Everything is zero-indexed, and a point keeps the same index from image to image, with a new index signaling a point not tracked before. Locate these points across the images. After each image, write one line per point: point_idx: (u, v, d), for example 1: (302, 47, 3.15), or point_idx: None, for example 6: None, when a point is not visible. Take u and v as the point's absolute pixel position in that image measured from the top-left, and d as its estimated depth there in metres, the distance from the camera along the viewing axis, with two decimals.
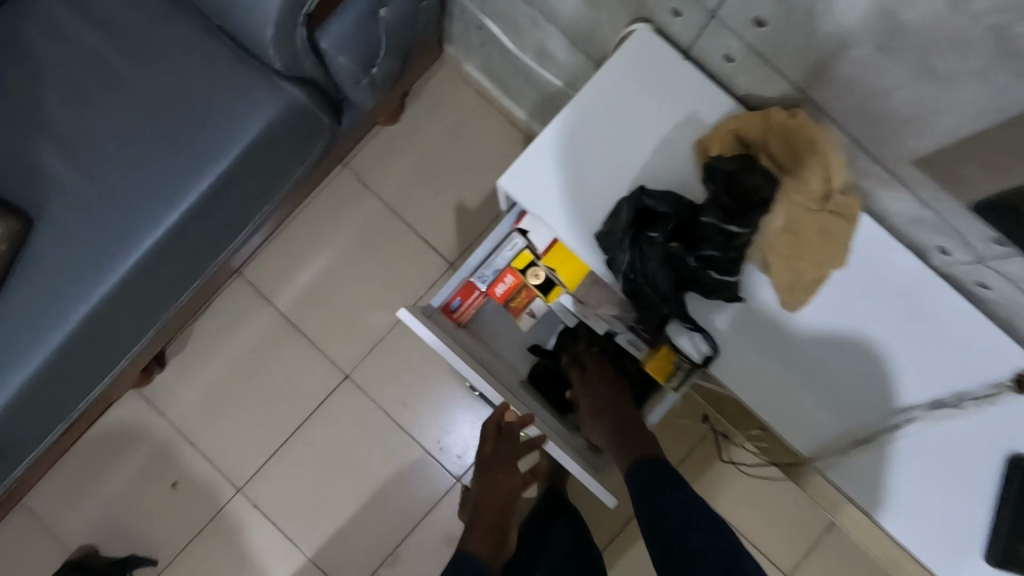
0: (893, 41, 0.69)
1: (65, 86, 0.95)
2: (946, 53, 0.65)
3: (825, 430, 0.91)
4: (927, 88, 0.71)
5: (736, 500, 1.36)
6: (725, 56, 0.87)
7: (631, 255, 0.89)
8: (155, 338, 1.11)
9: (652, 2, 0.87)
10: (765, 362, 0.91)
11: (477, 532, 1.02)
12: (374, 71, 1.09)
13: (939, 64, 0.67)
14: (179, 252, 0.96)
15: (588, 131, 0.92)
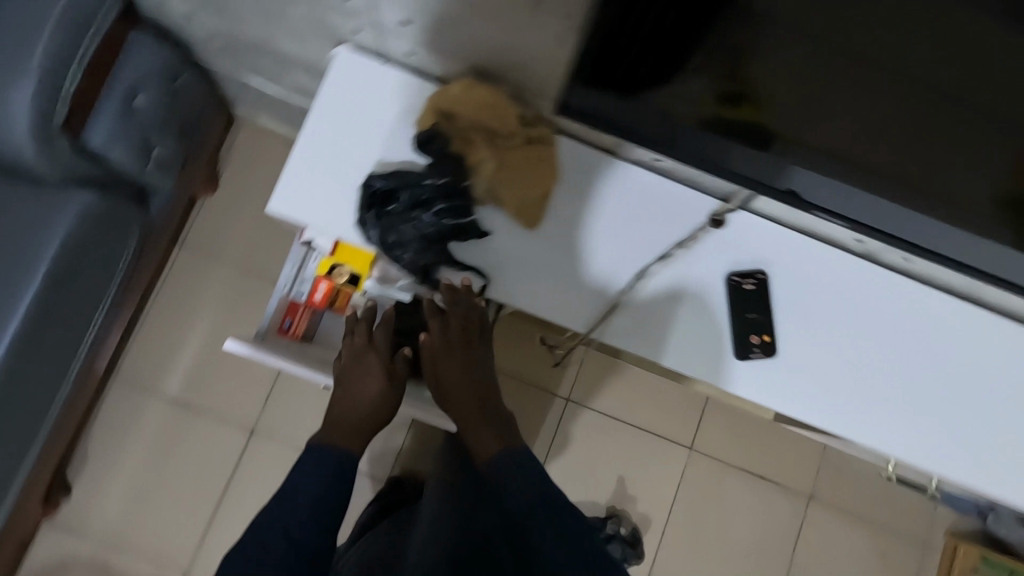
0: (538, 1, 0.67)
1: None
2: None
3: (648, 332, 0.90)
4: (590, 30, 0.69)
5: (609, 398, 1.55)
6: (406, 51, 0.85)
7: (381, 231, 0.85)
8: (57, 443, 1.23)
9: (332, 25, 0.86)
10: (544, 285, 0.89)
11: (345, 420, 0.93)
12: (156, 153, 1.14)
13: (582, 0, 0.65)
14: (28, 371, 1.03)
15: (331, 139, 0.87)
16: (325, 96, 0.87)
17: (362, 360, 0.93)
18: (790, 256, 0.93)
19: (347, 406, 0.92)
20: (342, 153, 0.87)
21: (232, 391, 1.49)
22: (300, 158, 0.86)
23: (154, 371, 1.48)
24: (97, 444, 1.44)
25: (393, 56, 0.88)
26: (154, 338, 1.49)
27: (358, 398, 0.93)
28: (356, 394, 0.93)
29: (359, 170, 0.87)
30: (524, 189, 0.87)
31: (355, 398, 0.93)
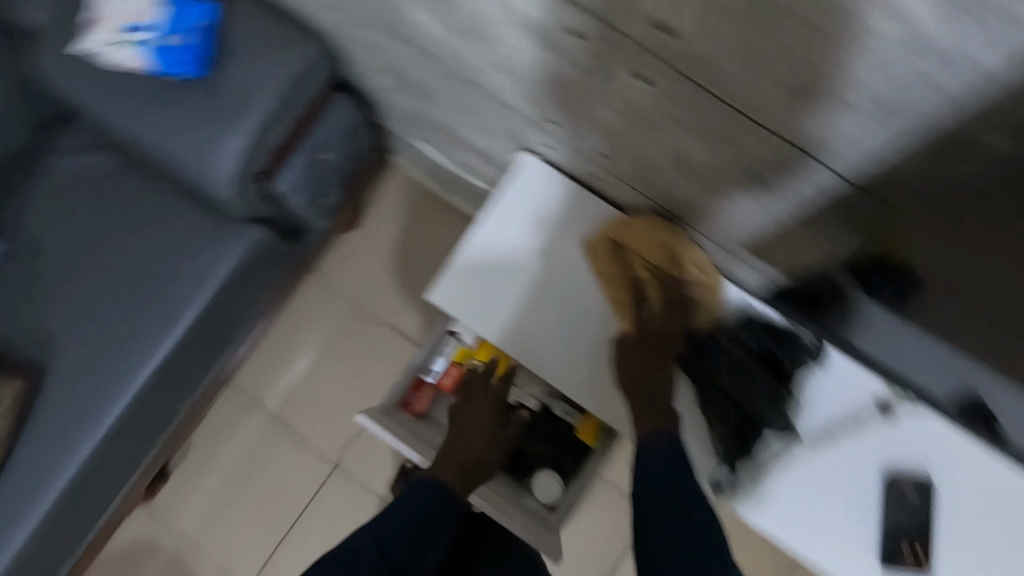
0: (759, 179, 0.64)
1: (59, 258, 1.09)
2: (811, 182, 0.60)
3: (785, 516, 0.81)
4: (814, 213, 0.64)
5: None
6: (592, 174, 0.86)
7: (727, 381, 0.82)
8: (167, 444, 1.30)
9: (527, 135, 0.87)
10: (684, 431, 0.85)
11: (448, 450, 0.86)
12: (324, 202, 1.20)
13: (812, 191, 0.61)
14: (168, 384, 1.10)
15: (506, 241, 0.88)
16: (505, 199, 0.89)
17: (477, 406, 0.92)
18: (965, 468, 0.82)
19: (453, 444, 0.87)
20: (509, 257, 0.87)
21: (325, 422, 1.54)
22: (474, 253, 0.88)
23: (262, 386, 1.56)
24: (199, 443, 1.53)
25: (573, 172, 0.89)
26: (270, 355, 1.58)
27: (470, 437, 0.88)
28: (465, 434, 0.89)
29: (521, 276, 0.87)
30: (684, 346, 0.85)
31: (466, 438, 0.88)
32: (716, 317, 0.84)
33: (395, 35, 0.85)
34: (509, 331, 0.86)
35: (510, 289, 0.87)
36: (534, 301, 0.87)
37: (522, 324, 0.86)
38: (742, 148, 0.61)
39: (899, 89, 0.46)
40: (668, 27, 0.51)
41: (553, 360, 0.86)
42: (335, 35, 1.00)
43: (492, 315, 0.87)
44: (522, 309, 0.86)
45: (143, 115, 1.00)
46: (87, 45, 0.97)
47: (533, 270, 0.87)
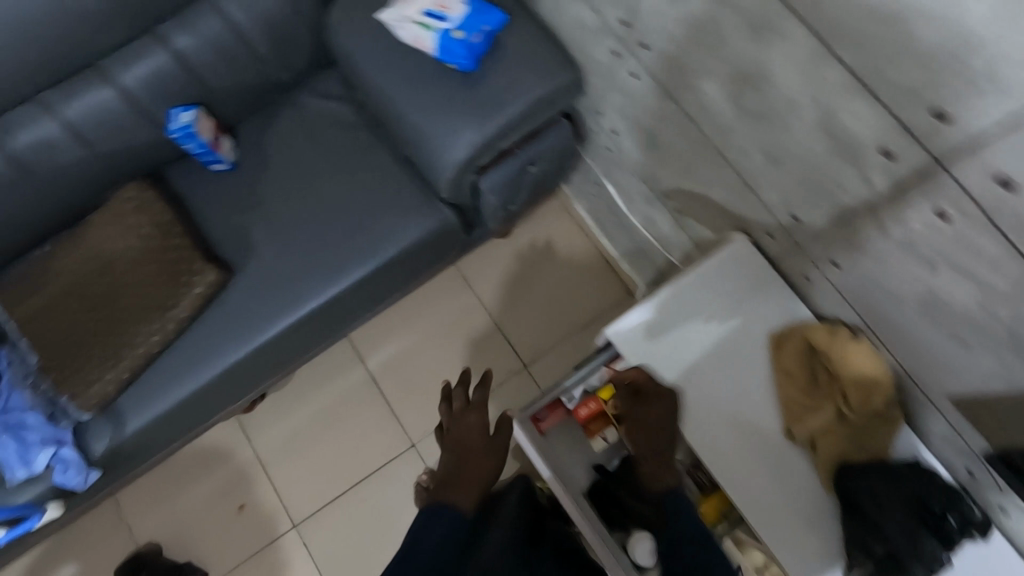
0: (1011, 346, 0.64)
1: (280, 180, 1.20)
2: None
3: None
4: None
5: None
6: (804, 275, 0.88)
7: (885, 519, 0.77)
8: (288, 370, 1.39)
9: (753, 218, 0.91)
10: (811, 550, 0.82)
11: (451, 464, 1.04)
12: (511, 208, 1.28)
13: None
14: (325, 320, 1.19)
15: (698, 306, 0.92)
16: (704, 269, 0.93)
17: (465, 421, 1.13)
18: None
19: (454, 474, 1.02)
20: (690, 324, 0.92)
21: (416, 402, 1.60)
22: (665, 305, 0.93)
23: (374, 348, 1.64)
24: (301, 377, 1.63)
25: (782, 266, 0.92)
26: (391, 323, 1.66)
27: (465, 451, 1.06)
28: (465, 465, 1.04)
29: (695, 346, 0.91)
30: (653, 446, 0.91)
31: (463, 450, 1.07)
32: (887, 452, 0.82)
33: (667, 93, 0.91)
34: (668, 390, 0.90)
35: (679, 353, 0.91)
36: (706, 369, 0.90)
37: (683, 387, 0.90)
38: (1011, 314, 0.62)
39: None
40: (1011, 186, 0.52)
41: (703, 430, 0.88)
42: (594, 72, 1.07)
43: (664, 368, 0.91)
44: (693, 373, 0.90)
45: (405, 85, 1.10)
46: (385, 14, 1.06)
47: (708, 344, 0.91)
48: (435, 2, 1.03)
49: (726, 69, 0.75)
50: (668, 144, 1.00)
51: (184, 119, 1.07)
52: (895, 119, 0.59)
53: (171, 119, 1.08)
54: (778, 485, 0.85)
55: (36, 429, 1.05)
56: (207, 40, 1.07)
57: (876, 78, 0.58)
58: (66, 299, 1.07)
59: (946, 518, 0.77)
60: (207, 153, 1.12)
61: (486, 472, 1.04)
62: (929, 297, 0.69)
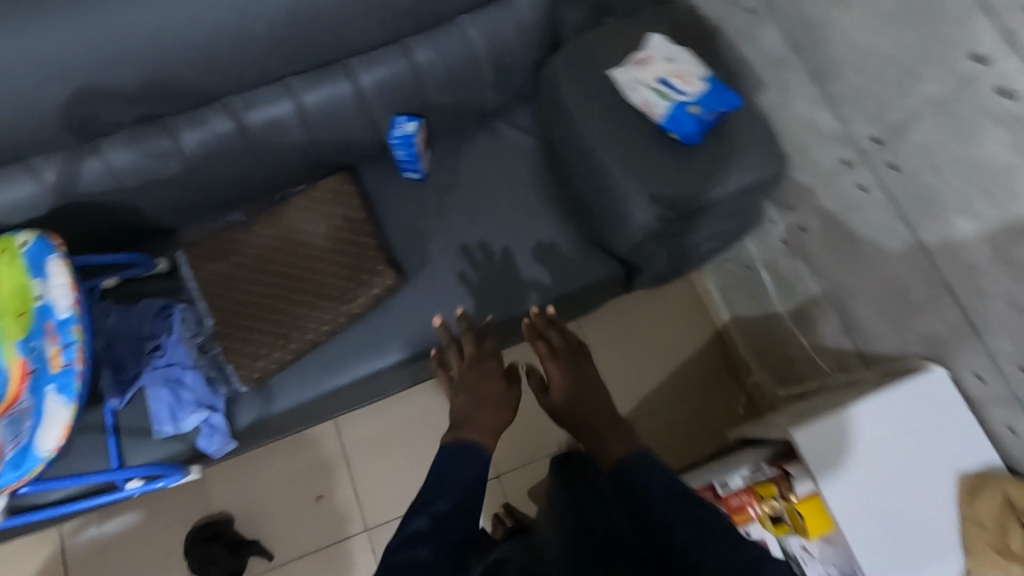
0: None
1: (464, 200, 1.23)
2: None
3: None
4: None
5: None
6: (1007, 425, 0.88)
7: None
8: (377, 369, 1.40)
9: (963, 356, 0.91)
10: None
11: (467, 416, 0.92)
12: (670, 275, 1.29)
13: None
14: None
15: (888, 434, 0.92)
16: (896, 394, 0.92)
17: (476, 367, 1.02)
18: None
19: (468, 413, 0.92)
20: (883, 446, 0.92)
21: None
22: (853, 425, 0.92)
23: None
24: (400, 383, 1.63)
25: (980, 410, 0.91)
26: None
27: (478, 402, 0.94)
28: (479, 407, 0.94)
29: (884, 469, 0.91)
30: (570, 394, 0.98)
31: (475, 400, 0.95)
32: None
33: (900, 216, 0.92)
34: (845, 505, 0.90)
35: (863, 469, 0.91)
36: (889, 499, 0.90)
37: (860, 506, 0.90)
38: None
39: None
40: None
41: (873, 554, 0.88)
42: (804, 171, 1.09)
43: (845, 487, 0.90)
44: (877, 501, 0.90)
45: (617, 140, 1.12)
46: (618, 73, 1.09)
47: (897, 471, 0.91)
48: (672, 73, 1.05)
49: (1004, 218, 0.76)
50: (876, 260, 1.01)
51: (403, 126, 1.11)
52: None
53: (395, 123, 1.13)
54: None
55: (192, 389, 1.06)
56: (442, 57, 1.11)
57: None
58: (252, 271, 1.10)
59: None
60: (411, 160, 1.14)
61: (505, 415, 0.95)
62: None
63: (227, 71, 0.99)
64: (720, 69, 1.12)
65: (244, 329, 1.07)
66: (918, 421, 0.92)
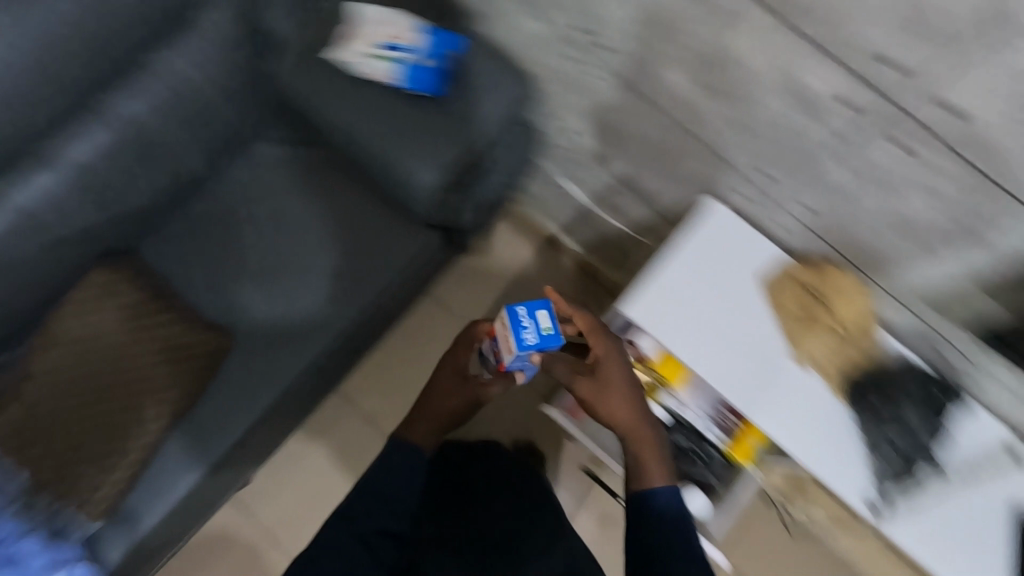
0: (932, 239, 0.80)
1: (259, 236, 1.16)
2: (1001, 235, 0.72)
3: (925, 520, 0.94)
4: (980, 265, 0.78)
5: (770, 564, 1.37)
6: (778, 223, 1.00)
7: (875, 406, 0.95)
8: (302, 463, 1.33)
9: (724, 181, 1.02)
10: (824, 444, 0.95)
11: (423, 414, 1.00)
12: (488, 220, 1.31)
13: (988, 240, 0.74)
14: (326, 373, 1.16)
15: (692, 289, 0.99)
16: (689, 247, 1.01)
17: (450, 381, 1.02)
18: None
19: (424, 402, 1.02)
20: (700, 289, 0.99)
21: None
22: (669, 284, 0.99)
23: (362, 386, 1.59)
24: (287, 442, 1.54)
25: (758, 219, 1.03)
26: (374, 357, 1.61)
27: (431, 403, 1.01)
28: (429, 398, 1.02)
29: (712, 312, 0.99)
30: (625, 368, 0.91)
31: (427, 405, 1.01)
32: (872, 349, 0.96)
33: (631, 87, 1.00)
34: (698, 358, 0.97)
35: (693, 310, 0.99)
36: (719, 342, 0.98)
37: (711, 343, 0.98)
38: (973, 224, 0.74)
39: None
40: (955, 111, 0.66)
41: (742, 383, 0.97)
42: (549, 79, 1.14)
43: (679, 342, 0.98)
44: (705, 343, 0.98)
45: (372, 116, 1.11)
46: (338, 53, 1.11)
47: (725, 301, 0.99)
48: (387, 35, 1.09)
49: (688, 56, 0.86)
50: (630, 133, 1.09)
51: (531, 344, 0.88)
52: (854, 75, 0.71)
53: (516, 324, 0.88)
54: (811, 398, 0.97)
55: (35, 554, 0.94)
56: (153, 105, 1.03)
57: (834, 45, 0.70)
58: (53, 399, 0.99)
59: (936, 394, 0.95)
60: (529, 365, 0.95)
61: (449, 406, 1.01)
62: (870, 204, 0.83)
63: None
64: (437, 17, 1.13)
65: (66, 464, 0.97)
66: (712, 261, 1.00)
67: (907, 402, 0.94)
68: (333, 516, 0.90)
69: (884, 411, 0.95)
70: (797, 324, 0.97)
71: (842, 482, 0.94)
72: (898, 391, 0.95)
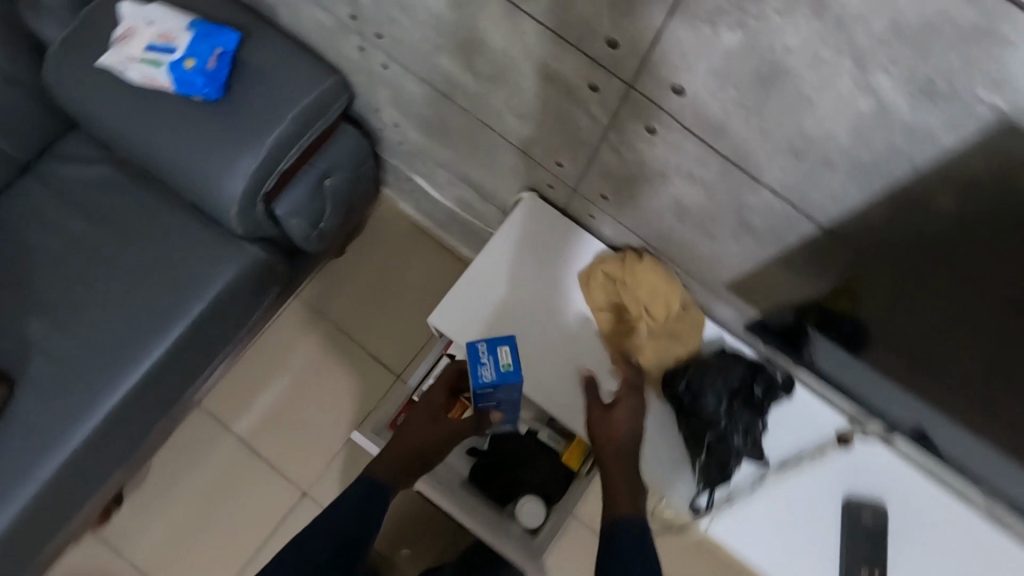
0: (713, 226, 0.73)
1: (51, 267, 1.06)
2: (764, 219, 0.66)
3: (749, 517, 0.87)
4: (759, 251, 0.72)
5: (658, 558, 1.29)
6: (589, 215, 0.93)
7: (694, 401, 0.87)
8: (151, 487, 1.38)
9: (532, 173, 0.94)
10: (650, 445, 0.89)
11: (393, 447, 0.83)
12: (322, 225, 1.22)
13: (756, 225, 0.67)
14: (138, 409, 1.07)
15: (507, 287, 0.93)
16: (504, 244, 0.95)
17: (423, 417, 0.85)
18: (932, 511, 0.86)
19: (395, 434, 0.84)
20: (511, 297, 0.93)
21: (301, 452, 1.51)
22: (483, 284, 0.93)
23: (234, 409, 1.52)
24: (156, 472, 1.47)
25: (573, 211, 0.96)
26: (242, 378, 1.55)
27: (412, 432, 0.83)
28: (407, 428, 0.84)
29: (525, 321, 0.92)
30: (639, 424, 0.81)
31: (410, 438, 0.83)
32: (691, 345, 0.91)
33: (419, 77, 0.92)
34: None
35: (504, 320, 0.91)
36: (535, 342, 0.91)
37: (524, 356, 0.90)
38: (737, 208, 0.67)
39: (837, 150, 0.53)
40: (676, 89, 0.58)
41: (560, 389, 0.90)
42: (352, 70, 1.04)
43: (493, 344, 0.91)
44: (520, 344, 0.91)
45: (154, 127, 1.01)
46: (106, 59, 0.99)
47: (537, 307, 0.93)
48: (156, 36, 0.98)
49: (447, 41, 0.78)
50: (439, 125, 1.01)
51: (489, 382, 0.77)
52: (585, 56, 0.63)
53: (475, 359, 0.79)
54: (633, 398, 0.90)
55: None
56: None
57: (555, 22, 0.62)
58: None
59: (754, 388, 0.87)
60: (509, 400, 0.82)
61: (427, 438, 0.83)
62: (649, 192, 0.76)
63: None
64: (221, 13, 1.04)
65: None
66: (528, 258, 0.95)
67: (725, 395, 0.87)
68: (294, 538, 0.72)
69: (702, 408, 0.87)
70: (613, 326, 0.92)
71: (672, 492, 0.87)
72: (716, 384, 0.86)
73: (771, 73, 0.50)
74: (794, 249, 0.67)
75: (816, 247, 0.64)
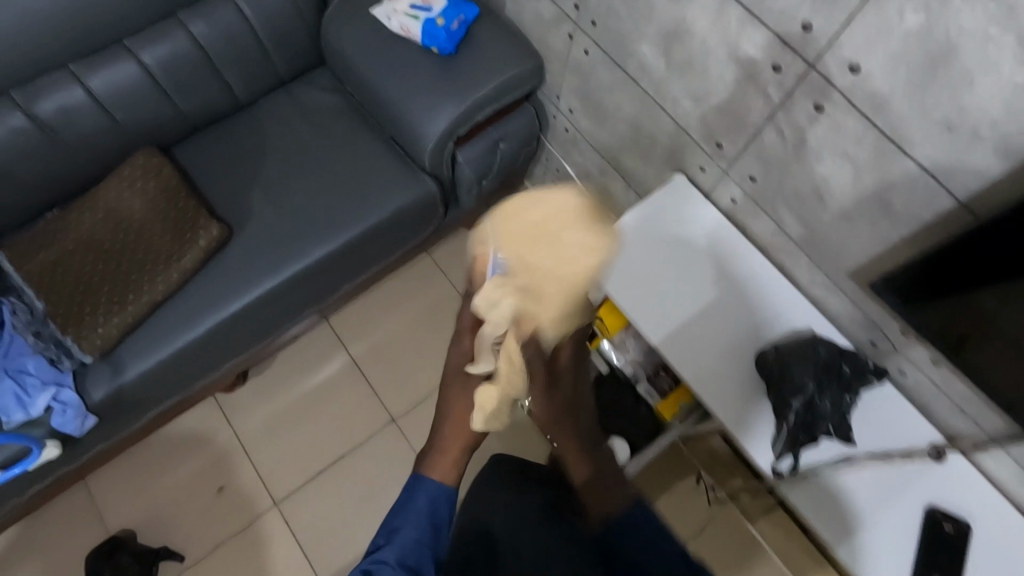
0: (850, 208, 0.86)
1: (278, 157, 1.34)
2: (901, 195, 0.78)
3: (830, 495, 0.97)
4: (889, 230, 0.83)
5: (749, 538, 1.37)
6: (731, 199, 1.07)
7: (783, 372, 0.94)
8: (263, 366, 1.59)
9: (687, 157, 1.10)
10: (735, 406, 0.98)
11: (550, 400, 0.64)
12: (484, 183, 1.44)
13: (896, 201, 0.79)
14: (308, 282, 1.30)
15: (668, 232, 1.08)
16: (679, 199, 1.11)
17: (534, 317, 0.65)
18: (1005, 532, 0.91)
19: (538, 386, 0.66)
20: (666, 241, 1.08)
21: (398, 383, 1.69)
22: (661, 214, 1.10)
23: (352, 332, 1.73)
24: (277, 364, 1.69)
25: (714, 197, 1.11)
26: (367, 309, 1.76)
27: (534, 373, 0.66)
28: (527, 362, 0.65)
29: (669, 262, 1.06)
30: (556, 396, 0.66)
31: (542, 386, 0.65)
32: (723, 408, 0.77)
33: (614, 63, 1.13)
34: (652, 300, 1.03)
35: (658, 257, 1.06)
36: (673, 284, 1.05)
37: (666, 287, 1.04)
38: (878, 186, 0.80)
39: (988, 125, 0.65)
40: (855, 67, 0.74)
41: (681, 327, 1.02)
42: (553, 54, 1.28)
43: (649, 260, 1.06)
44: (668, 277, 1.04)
45: (393, 66, 1.28)
46: (377, 9, 1.30)
47: (681, 251, 1.07)
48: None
49: (656, 28, 0.98)
50: (614, 110, 1.21)
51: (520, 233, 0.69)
52: (777, 37, 0.80)
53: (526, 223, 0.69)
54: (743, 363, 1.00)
55: (36, 373, 1.09)
56: (220, 27, 1.26)
57: (760, 10, 0.80)
58: (82, 253, 1.17)
59: (840, 367, 0.94)
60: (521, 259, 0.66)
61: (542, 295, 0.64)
62: (800, 170, 0.89)
63: (15, 58, 1.11)
64: None
65: (75, 305, 1.14)
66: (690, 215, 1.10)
67: (813, 374, 0.92)
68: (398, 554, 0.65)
69: (789, 380, 0.93)
70: (736, 288, 1.04)
71: (753, 450, 0.96)
72: (806, 358, 0.93)
73: (940, 53, 0.65)
74: (925, 228, 0.78)
75: (946, 224, 0.76)
